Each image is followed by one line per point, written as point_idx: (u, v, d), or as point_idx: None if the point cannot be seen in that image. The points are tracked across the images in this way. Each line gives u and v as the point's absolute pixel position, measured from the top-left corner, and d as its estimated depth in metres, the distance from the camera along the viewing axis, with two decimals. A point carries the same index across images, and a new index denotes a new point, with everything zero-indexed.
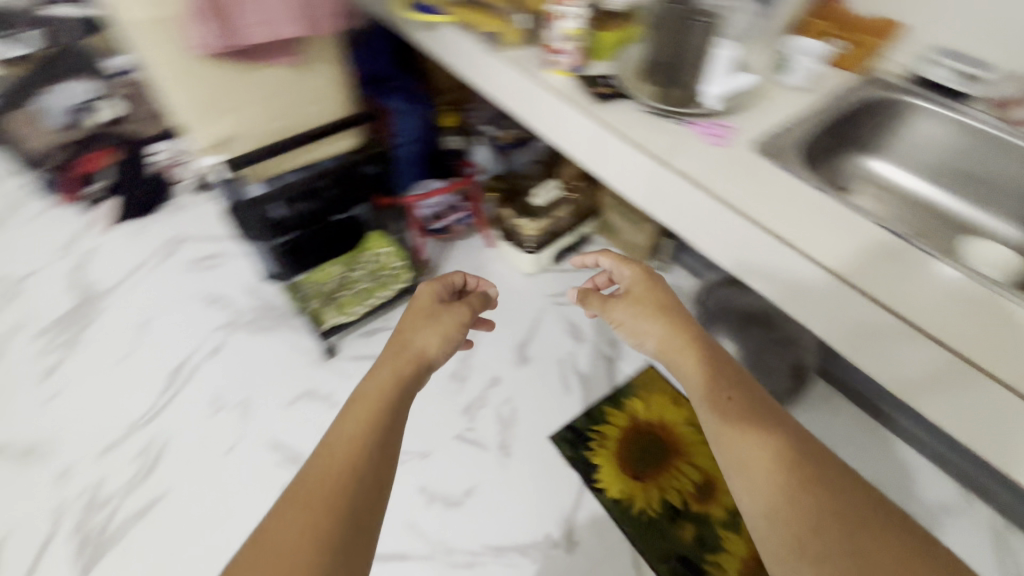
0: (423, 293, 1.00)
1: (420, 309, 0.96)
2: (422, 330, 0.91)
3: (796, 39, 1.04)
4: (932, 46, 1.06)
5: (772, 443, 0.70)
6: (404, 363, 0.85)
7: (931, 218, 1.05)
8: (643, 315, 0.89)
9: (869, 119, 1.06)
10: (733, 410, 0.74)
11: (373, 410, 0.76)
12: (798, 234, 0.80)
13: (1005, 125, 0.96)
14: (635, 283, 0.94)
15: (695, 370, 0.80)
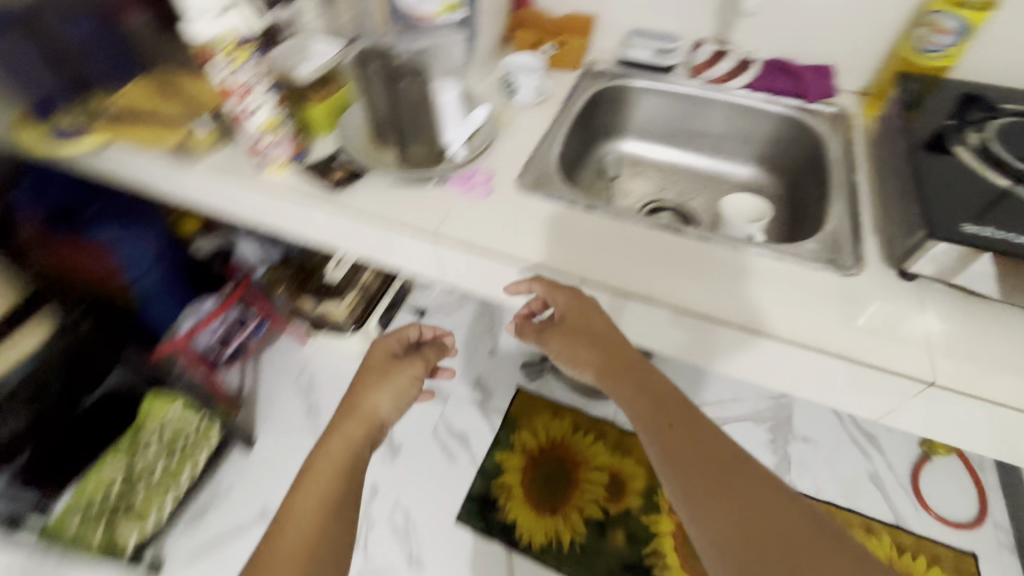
0: (387, 343, 0.88)
1: (379, 361, 0.84)
2: (369, 391, 0.79)
3: (510, 57, 1.01)
4: (623, 30, 1.12)
5: (714, 466, 0.60)
6: (354, 428, 0.74)
7: (688, 180, 1.14)
8: (580, 350, 0.74)
9: (601, 111, 1.11)
10: (674, 436, 0.63)
11: (338, 466, 0.70)
12: (592, 266, 0.78)
13: (702, 84, 1.06)
14: (569, 311, 0.74)
15: (637, 397, 0.68)
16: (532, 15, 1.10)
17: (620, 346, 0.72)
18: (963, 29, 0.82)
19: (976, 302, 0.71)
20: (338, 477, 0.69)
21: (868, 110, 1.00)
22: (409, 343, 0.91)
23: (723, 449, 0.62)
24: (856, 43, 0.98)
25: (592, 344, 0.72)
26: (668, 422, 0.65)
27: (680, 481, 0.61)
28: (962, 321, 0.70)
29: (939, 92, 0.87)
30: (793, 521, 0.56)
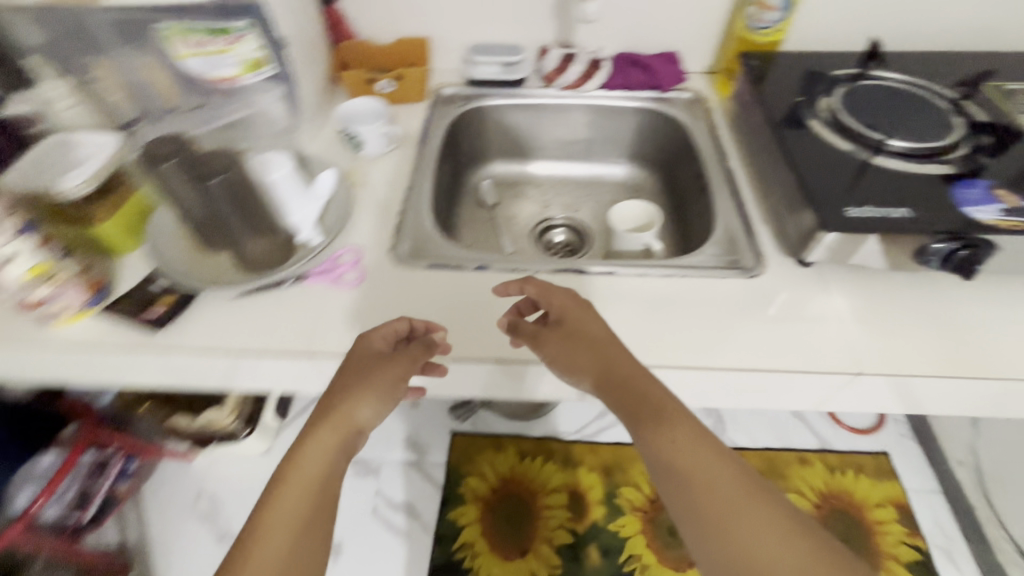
0: (370, 341, 0.62)
1: (355, 363, 0.61)
2: (344, 396, 0.58)
3: (346, 106, 0.88)
4: (461, 49, 1.02)
5: (715, 493, 0.50)
6: (330, 436, 0.56)
7: (569, 192, 1.10)
8: (584, 351, 0.62)
9: (461, 138, 1.03)
10: (676, 455, 0.53)
11: (316, 482, 0.54)
12: (505, 345, 0.67)
13: (557, 91, 1.00)
14: (567, 311, 0.64)
15: (643, 408, 0.56)
16: (355, 45, 0.96)
17: (623, 349, 0.62)
18: (784, 4, 0.85)
19: (871, 274, 0.71)
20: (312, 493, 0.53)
21: (720, 89, 1.00)
22: (397, 340, 0.64)
23: (730, 475, 0.51)
24: (692, 25, 0.98)
25: (590, 351, 0.61)
26: (672, 436, 0.54)
27: (679, 501, 0.52)
28: (860, 293, 0.71)
29: (779, 67, 0.88)
30: (803, 561, 0.46)
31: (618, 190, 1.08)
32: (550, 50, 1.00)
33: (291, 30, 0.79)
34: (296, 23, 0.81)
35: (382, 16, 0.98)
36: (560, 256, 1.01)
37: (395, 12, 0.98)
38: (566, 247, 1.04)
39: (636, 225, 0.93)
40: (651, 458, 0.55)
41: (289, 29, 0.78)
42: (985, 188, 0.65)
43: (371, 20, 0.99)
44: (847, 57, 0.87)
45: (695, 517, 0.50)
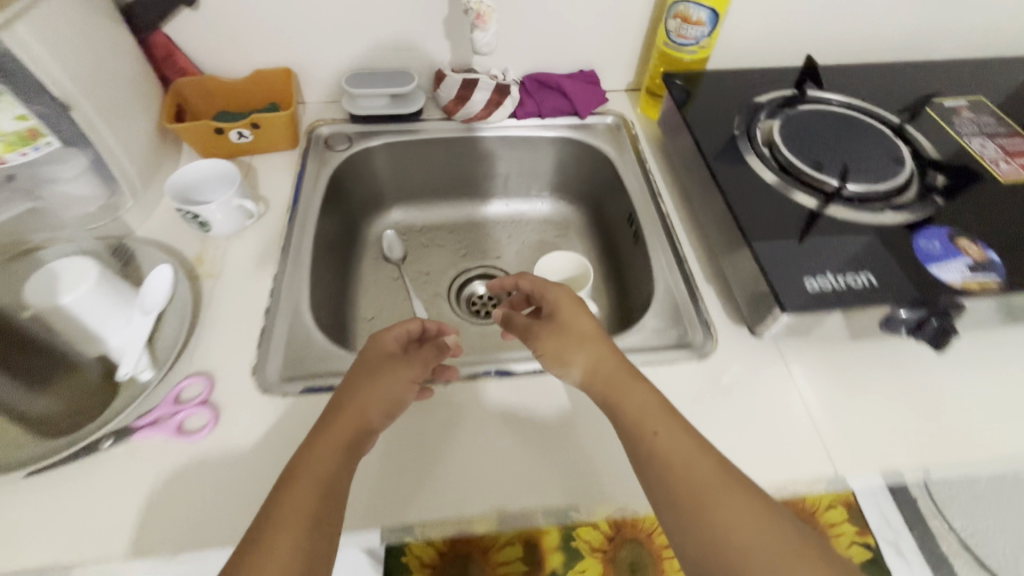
0: (382, 341, 0.57)
1: (363, 365, 0.54)
2: (357, 394, 0.51)
3: (185, 176, 0.66)
4: (336, 82, 0.84)
5: (697, 483, 0.46)
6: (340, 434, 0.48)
7: (487, 234, 0.96)
8: (573, 339, 0.56)
9: (349, 189, 0.86)
10: (660, 449, 0.48)
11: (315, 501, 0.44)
12: (412, 502, 0.52)
13: (459, 125, 0.86)
14: (559, 303, 0.59)
15: (629, 402, 0.51)
16: (195, 79, 0.76)
17: (604, 339, 0.56)
18: (712, 19, 0.72)
19: (835, 343, 0.62)
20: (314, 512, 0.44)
21: (647, 112, 0.88)
22: (409, 342, 0.59)
23: (715, 464, 0.47)
24: (607, 40, 0.85)
25: (578, 341, 0.55)
26: (655, 429, 0.49)
27: (660, 494, 0.46)
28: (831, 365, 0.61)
29: (706, 89, 0.77)
30: (788, 546, 0.42)
31: (542, 230, 0.95)
32: (445, 76, 0.82)
33: (84, 84, 0.58)
34: (91, 74, 0.60)
35: (227, 45, 0.77)
36: (484, 316, 0.86)
37: (243, 40, 0.77)
38: (491, 302, 0.88)
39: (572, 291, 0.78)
40: (631, 453, 0.49)
41: (79, 84, 0.57)
42: (947, 239, 0.57)
43: (213, 51, 0.78)
44: (780, 74, 0.77)
45: (677, 510, 0.45)
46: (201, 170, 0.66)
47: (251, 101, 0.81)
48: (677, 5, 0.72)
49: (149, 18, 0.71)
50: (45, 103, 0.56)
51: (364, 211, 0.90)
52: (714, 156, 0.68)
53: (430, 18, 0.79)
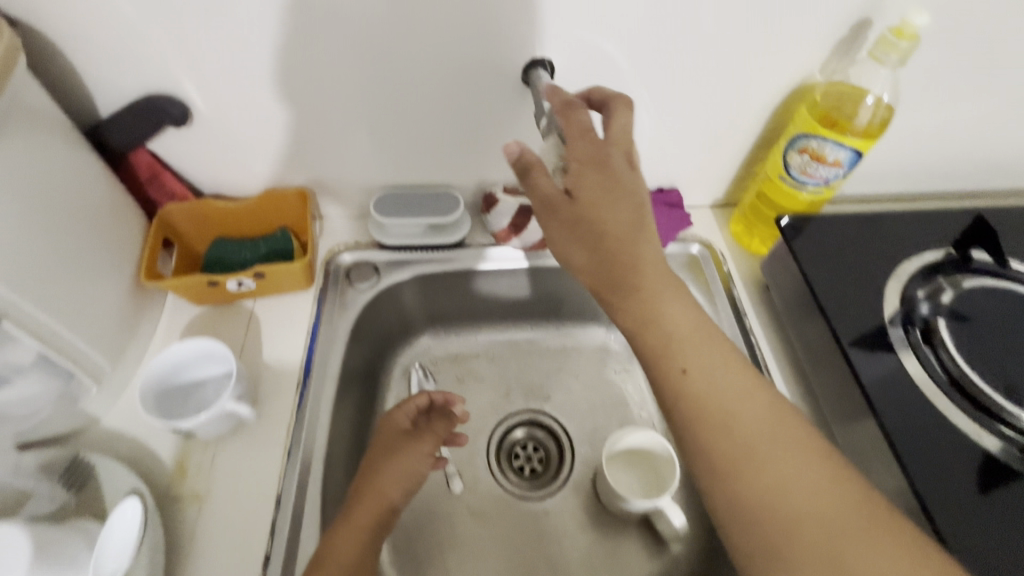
0: (395, 419, 0.57)
1: (383, 443, 0.56)
2: (387, 462, 0.54)
3: (182, 355, 0.52)
4: (363, 200, 0.69)
5: (743, 424, 0.44)
6: (369, 506, 0.51)
7: (535, 365, 0.79)
8: (585, 240, 0.46)
9: (373, 326, 0.69)
10: (689, 388, 0.45)
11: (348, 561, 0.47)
12: None
13: (513, 252, 0.71)
14: (585, 182, 0.46)
15: (653, 327, 0.47)
16: (187, 204, 0.61)
17: (636, 239, 0.46)
18: (853, 161, 0.56)
19: None
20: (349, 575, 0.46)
21: (741, 240, 0.72)
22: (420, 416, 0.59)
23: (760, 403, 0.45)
24: (697, 157, 0.68)
25: (593, 250, 0.46)
26: (684, 366, 0.45)
27: (693, 432, 0.44)
28: None
29: (832, 236, 0.62)
30: (836, 504, 0.40)
31: (599, 364, 0.79)
32: (496, 201, 0.67)
33: (22, 281, 0.44)
34: (40, 247, 0.46)
35: (228, 162, 0.62)
36: (528, 476, 0.73)
37: (248, 157, 0.62)
38: (537, 456, 0.74)
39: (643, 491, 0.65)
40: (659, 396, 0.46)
41: (14, 285, 0.43)
42: None
43: (211, 168, 0.62)
44: (925, 223, 0.62)
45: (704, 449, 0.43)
46: (202, 352, 0.52)
47: (256, 224, 0.66)
48: (808, 140, 0.56)
49: (129, 138, 0.56)
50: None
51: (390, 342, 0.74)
52: (855, 348, 0.54)
53: (481, 134, 0.63)
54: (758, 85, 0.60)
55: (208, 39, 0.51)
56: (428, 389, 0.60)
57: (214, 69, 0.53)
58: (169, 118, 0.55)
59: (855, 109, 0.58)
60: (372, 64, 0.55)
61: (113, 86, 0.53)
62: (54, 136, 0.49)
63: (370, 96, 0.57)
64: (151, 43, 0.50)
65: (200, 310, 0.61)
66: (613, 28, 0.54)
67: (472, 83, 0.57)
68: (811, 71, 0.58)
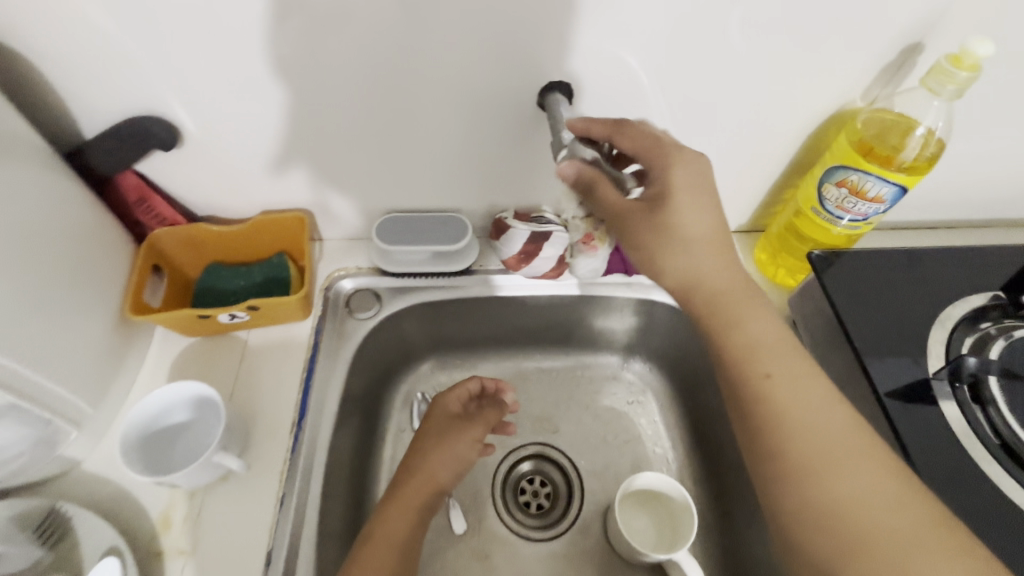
0: (445, 402, 0.62)
1: (435, 425, 0.61)
2: (440, 444, 0.59)
3: (150, 398, 0.48)
4: (365, 223, 0.65)
5: (819, 432, 0.42)
6: (417, 485, 0.56)
7: (545, 393, 0.75)
8: (668, 248, 0.46)
9: (373, 356, 0.65)
10: (770, 394, 0.44)
11: (397, 537, 0.52)
12: None
13: (522, 279, 0.67)
14: (669, 183, 0.46)
15: (736, 330, 0.46)
16: (178, 229, 0.58)
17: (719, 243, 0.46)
18: (897, 197, 0.52)
19: None
20: (399, 550, 0.52)
21: (766, 270, 0.67)
22: (469, 400, 0.64)
23: (840, 419, 0.43)
24: (721, 184, 0.64)
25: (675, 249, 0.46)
26: (768, 370, 0.45)
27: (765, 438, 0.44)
28: None
29: (873, 273, 0.57)
30: (909, 523, 0.38)
31: (611, 394, 0.75)
32: (507, 227, 0.62)
33: None
34: (14, 288, 0.42)
35: (222, 186, 0.58)
36: (534, 513, 0.69)
37: (243, 181, 0.58)
38: (543, 491, 0.70)
39: (660, 535, 0.62)
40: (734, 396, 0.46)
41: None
42: None
43: (206, 191, 0.59)
44: (967, 261, 0.58)
45: (775, 455, 0.43)
46: (169, 391, 0.48)
47: (252, 248, 0.62)
48: (847, 173, 0.52)
49: (114, 161, 0.52)
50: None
51: (391, 372, 0.69)
52: (892, 399, 0.50)
53: (491, 159, 0.59)
54: (792, 111, 0.56)
55: (198, 60, 0.47)
56: (474, 375, 0.64)
57: (205, 92, 0.49)
58: (156, 141, 0.51)
59: (904, 141, 0.54)
60: (373, 86, 0.50)
61: (96, 107, 0.50)
62: (32, 166, 0.45)
63: (372, 119, 0.54)
64: (135, 66, 0.47)
65: (191, 342, 0.58)
66: (639, 51, 0.50)
67: (482, 107, 0.53)
68: (853, 97, 0.54)
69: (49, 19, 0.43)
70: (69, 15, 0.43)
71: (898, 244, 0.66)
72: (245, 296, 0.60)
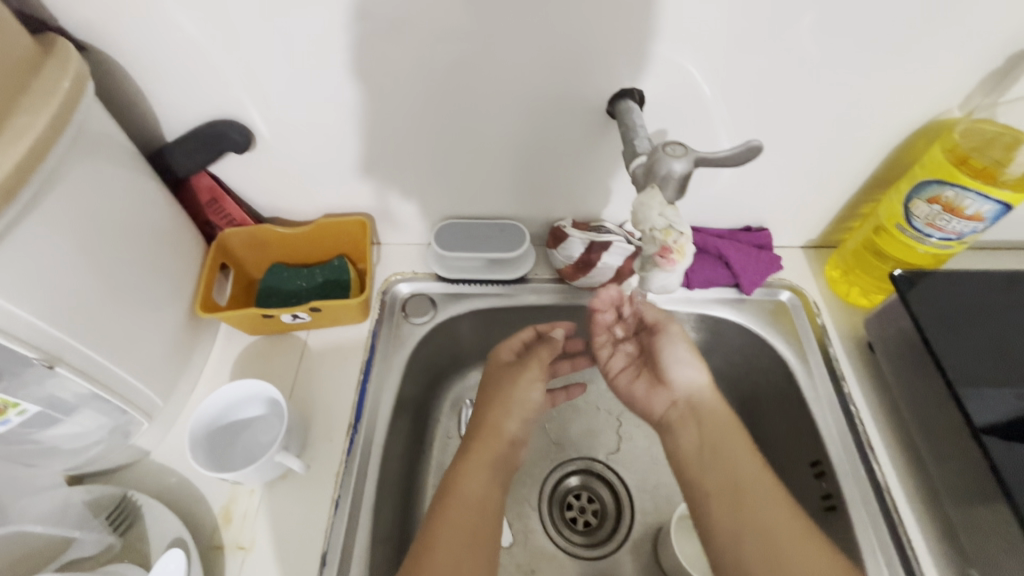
0: (497, 355, 0.62)
1: (494, 378, 0.62)
2: (504, 393, 0.59)
3: (224, 390, 0.49)
4: (423, 228, 0.66)
5: (789, 528, 0.46)
6: (487, 442, 0.57)
7: (596, 407, 0.72)
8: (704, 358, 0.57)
9: (426, 362, 0.65)
10: (752, 490, 0.48)
11: (478, 494, 0.53)
12: None
13: (578, 289, 0.65)
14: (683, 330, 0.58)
15: (724, 436, 0.52)
16: (244, 229, 0.59)
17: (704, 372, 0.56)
18: (997, 215, 0.48)
19: None
20: (483, 508, 0.53)
21: (838, 288, 0.64)
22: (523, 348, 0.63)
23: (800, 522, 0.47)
24: (795, 198, 0.61)
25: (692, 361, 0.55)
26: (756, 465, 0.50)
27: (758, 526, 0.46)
28: None
29: (965, 296, 0.53)
30: None
31: None
32: (566, 235, 0.61)
33: (81, 323, 0.42)
34: (100, 284, 0.44)
35: (289, 189, 0.60)
36: (581, 529, 0.67)
37: (310, 185, 0.59)
38: (591, 507, 0.68)
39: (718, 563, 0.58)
40: (719, 487, 0.50)
41: (68, 328, 0.41)
42: None
43: (273, 194, 0.60)
44: None
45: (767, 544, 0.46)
46: (236, 387, 0.50)
47: (313, 251, 0.64)
48: (943, 188, 0.48)
49: (193, 162, 0.54)
50: (19, 360, 0.39)
51: (442, 378, 0.69)
52: (991, 435, 0.46)
53: (555, 167, 0.58)
54: (879, 123, 0.53)
55: (278, 68, 0.48)
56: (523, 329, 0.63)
57: (281, 98, 0.51)
58: (232, 144, 0.53)
59: (1009, 155, 0.50)
60: (442, 93, 0.50)
61: (180, 111, 0.52)
62: (120, 166, 0.47)
63: (439, 125, 0.54)
64: (219, 73, 0.48)
65: (254, 340, 0.59)
66: (718, 61, 0.48)
67: (550, 115, 0.53)
68: (950, 106, 0.50)
69: (144, 29, 0.45)
70: (162, 22, 0.44)
71: (989, 267, 0.61)
72: (306, 297, 0.61)
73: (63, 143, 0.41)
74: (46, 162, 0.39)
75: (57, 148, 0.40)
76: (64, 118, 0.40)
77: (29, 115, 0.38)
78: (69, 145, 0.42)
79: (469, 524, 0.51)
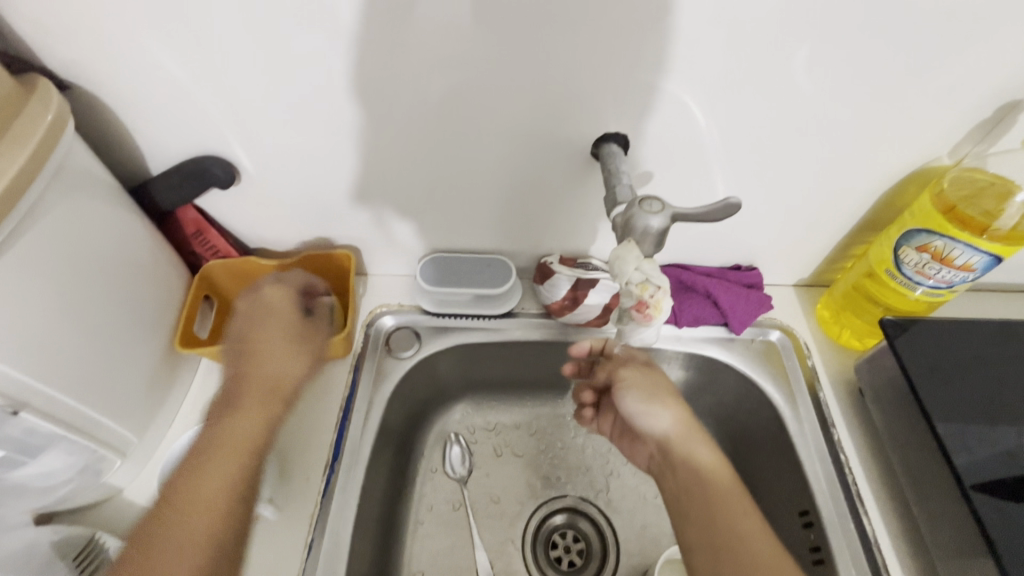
0: (276, 303, 0.54)
1: (268, 331, 0.53)
2: (270, 350, 0.52)
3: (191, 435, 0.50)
4: (410, 260, 0.65)
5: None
6: (268, 402, 0.50)
7: (586, 439, 0.70)
8: (666, 391, 0.51)
9: (407, 396, 0.64)
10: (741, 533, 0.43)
11: (250, 441, 0.47)
12: None
13: (563, 324, 0.64)
14: (642, 377, 0.52)
15: (699, 475, 0.46)
16: (225, 262, 0.59)
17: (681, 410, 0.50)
18: (988, 266, 0.47)
19: None
20: (252, 455, 0.46)
21: (829, 329, 0.63)
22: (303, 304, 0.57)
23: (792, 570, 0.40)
24: (783, 238, 0.60)
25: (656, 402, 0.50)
26: (744, 510, 0.44)
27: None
28: None
29: (957, 347, 0.52)
30: None
31: None
32: (552, 272, 0.61)
33: (52, 362, 0.42)
34: (77, 322, 0.44)
35: (275, 220, 0.60)
36: (565, 570, 0.65)
37: (296, 218, 0.59)
38: (576, 546, 0.66)
39: None
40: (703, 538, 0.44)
41: (37, 367, 0.41)
42: None
43: (260, 226, 0.60)
44: None
45: None
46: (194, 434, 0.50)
47: None
48: (932, 238, 0.47)
49: (178, 196, 0.54)
50: None
51: (426, 410, 0.68)
52: (981, 492, 0.45)
53: (541, 204, 0.58)
54: (866, 168, 0.52)
55: (264, 107, 0.48)
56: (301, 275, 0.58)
57: (267, 135, 0.51)
58: (216, 179, 0.53)
59: (1000, 206, 0.50)
60: (427, 132, 0.50)
61: (164, 146, 0.52)
62: (99, 201, 0.47)
63: (425, 162, 0.54)
64: (204, 109, 0.48)
65: None
66: (699, 107, 0.48)
67: (535, 154, 0.53)
68: (938, 153, 0.50)
69: (129, 69, 0.45)
70: (147, 62, 0.44)
71: (981, 312, 0.60)
72: None
73: (42, 180, 0.40)
74: (25, 201, 0.39)
75: (36, 187, 0.40)
76: (43, 157, 0.40)
77: (5, 154, 0.38)
78: (49, 182, 0.41)
79: (228, 475, 0.45)
